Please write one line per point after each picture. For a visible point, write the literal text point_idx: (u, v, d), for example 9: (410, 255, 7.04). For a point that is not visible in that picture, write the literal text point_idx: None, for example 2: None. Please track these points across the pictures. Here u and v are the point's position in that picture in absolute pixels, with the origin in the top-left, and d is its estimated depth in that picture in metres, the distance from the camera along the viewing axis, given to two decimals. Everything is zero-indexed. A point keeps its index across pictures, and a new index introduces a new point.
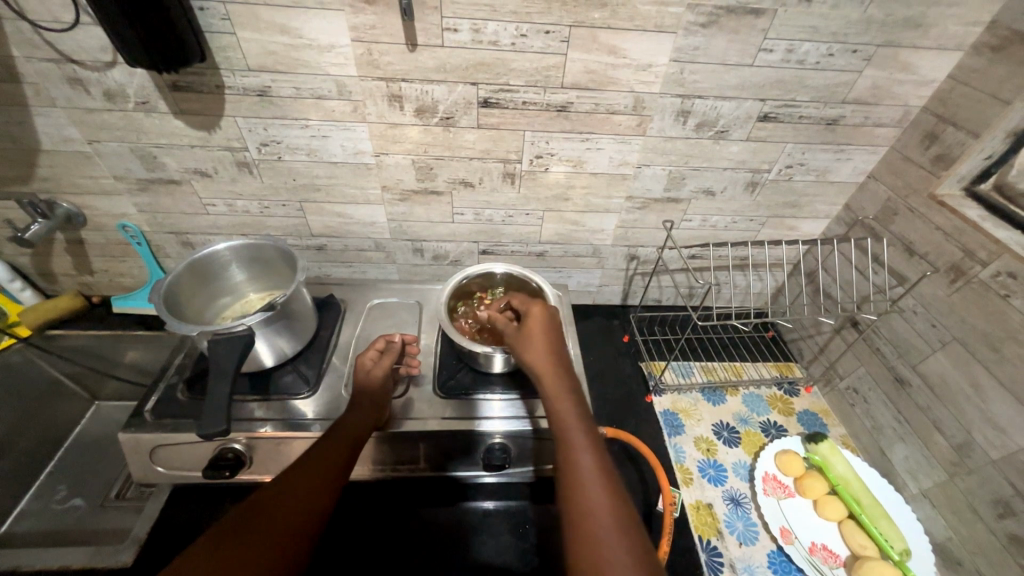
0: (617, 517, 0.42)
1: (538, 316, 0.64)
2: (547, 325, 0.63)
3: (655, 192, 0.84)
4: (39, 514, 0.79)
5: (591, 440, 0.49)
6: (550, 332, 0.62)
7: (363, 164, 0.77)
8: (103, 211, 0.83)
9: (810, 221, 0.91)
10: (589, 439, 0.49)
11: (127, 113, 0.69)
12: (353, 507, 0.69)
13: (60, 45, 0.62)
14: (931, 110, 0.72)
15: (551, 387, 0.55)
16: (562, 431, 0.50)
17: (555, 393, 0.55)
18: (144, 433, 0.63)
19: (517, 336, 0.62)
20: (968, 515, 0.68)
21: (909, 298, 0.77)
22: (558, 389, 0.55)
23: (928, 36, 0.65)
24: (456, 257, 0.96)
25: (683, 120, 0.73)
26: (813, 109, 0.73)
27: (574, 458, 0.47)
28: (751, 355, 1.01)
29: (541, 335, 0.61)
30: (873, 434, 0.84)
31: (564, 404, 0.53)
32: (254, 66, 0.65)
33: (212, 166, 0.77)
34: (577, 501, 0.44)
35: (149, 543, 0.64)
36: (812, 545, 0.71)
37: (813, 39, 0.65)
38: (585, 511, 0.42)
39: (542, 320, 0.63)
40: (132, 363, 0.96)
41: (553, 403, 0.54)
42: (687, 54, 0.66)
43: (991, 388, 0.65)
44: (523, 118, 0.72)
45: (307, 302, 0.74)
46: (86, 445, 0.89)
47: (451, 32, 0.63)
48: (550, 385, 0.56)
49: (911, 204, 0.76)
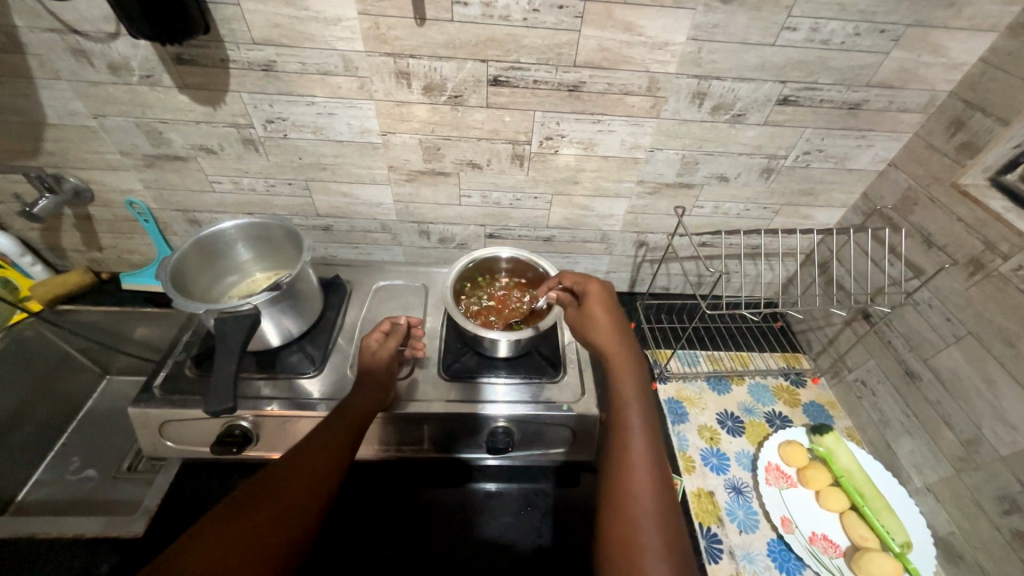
0: (658, 506, 0.43)
1: (601, 297, 0.63)
2: (609, 306, 0.62)
3: (666, 177, 0.82)
4: (54, 484, 0.81)
5: (648, 429, 0.50)
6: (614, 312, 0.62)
7: (369, 143, 0.76)
8: (109, 187, 0.83)
9: (825, 210, 0.89)
10: (644, 425, 0.50)
11: (131, 87, 0.68)
12: (358, 486, 0.71)
13: (62, 15, 0.60)
14: (959, 95, 0.69)
15: (617, 367, 0.56)
16: (618, 416, 0.51)
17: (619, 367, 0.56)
18: (152, 409, 0.64)
19: (582, 314, 0.63)
20: (972, 510, 0.68)
21: (925, 291, 0.75)
22: (623, 373, 0.55)
23: (961, 15, 0.62)
24: (463, 241, 0.95)
25: (699, 102, 0.71)
26: (835, 93, 0.70)
27: (626, 442, 0.48)
28: (758, 345, 1.00)
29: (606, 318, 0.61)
30: (879, 427, 0.83)
31: (627, 389, 0.53)
32: (259, 39, 0.63)
33: (218, 143, 0.76)
34: (620, 483, 0.45)
35: (161, 515, 0.65)
36: (812, 534, 0.71)
37: (838, 17, 0.62)
38: (629, 493, 0.44)
39: (605, 302, 0.62)
40: (141, 339, 0.97)
41: (617, 386, 0.54)
42: (705, 32, 0.63)
43: (1005, 384, 0.64)
44: (533, 98, 0.70)
45: (313, 283, 0.73)
46: (98, 419, 0.91)
47: (461, 6, 0.60)
48: (617, 368, 0.56)
49: (933, 194, 0.74)
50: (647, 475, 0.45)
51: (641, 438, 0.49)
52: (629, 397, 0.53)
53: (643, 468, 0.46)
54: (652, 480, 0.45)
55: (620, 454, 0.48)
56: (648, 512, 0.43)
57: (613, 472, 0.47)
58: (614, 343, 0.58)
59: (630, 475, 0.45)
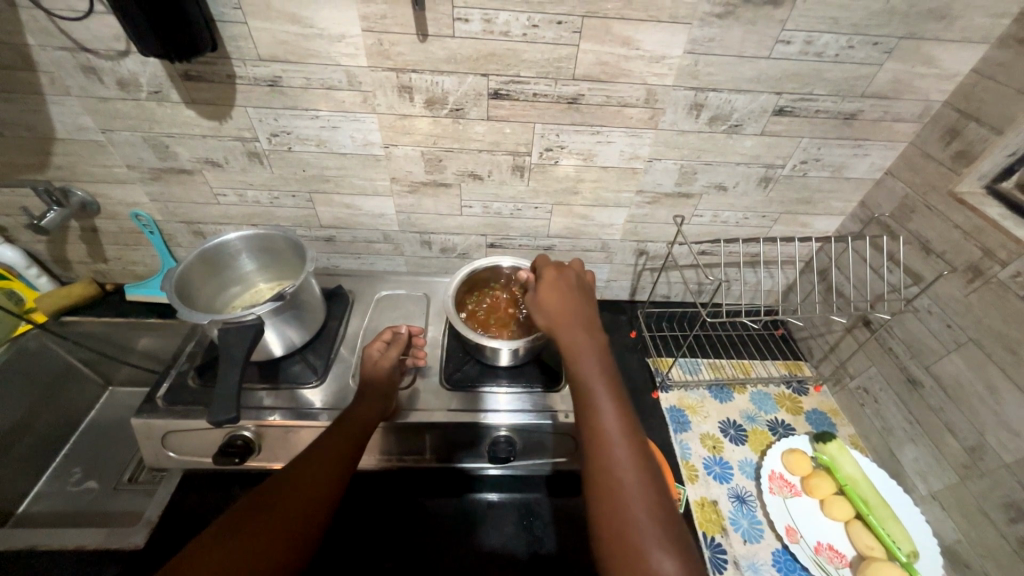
0: (643, 481, 0.43)
1: (555, 280, 0.60)
2: (565, 286, 0.60)
3: (665, 187, 0.83)
4: (55, 495, 0.81)
5: (616, 405, 0.49)
6: (567, 290, 0.59)
7: (372, 155, 0.77)
8: (116, 200, 0.84)
9: (823, 218, 0.90)
10: (613, 403, 0.49)
11: (139, 103, 0.70)
12: (360, 498, 0.70)
13: (74, 34, 0.62)
14: (953, 105, 0.70)
15: (571, 347, 0.54)
16: (585, 399, 0.49)
17: (574, 346, 0.54)
18: (156, 419, 0.64)
19: (534, 298, 0.60)
20: (979, 518, 0.67)
21: (925, 297, 0.75)
22: (579, 353, 0.53)
23: (952, 28, 0.63)
24: (464, 250, 0.96)
25: (696, 113, 0.72)
26: (830, 103, 0.71)
27: (599, 425, 0.47)
28: (759, 353, 1.00)
29: (560, 298, 0.58)
30: (883, 434, 0.83)
31: (588, 367, 0.51)
32: (265, 55, 0.65)
33: (223, 156, 0.77)
34: (602, 468, 0.45)
35: (162, 526, 0.65)
36: (817, 544, 0.70)
37: (832, 31, 0.63)
38: (612, 479, 0.44)
39: (559, 285, 0.60)
40: (144, 350, 0.98)
41: (575, 363, 0.52)
42: (701, 46, 0.64)
43: (1007, 390, 0.64)
44: (533, 110, 0.71)
45: (315, 293, 0.74)
46: (101, 429, 0.91)
47: (462, 22, 0.62)
48: (572, 350, 0.53)
49: (929, 202, 0.75)
50: (626, 452, 0.45)
51: (612, 418, 0.47)
52: (591, 374, 0.51)
53: (620, 449, 0.45)
54: (630, 455, 0.45)
55: (595, 439, 0.47)
56: (634, 490, 0.43)
57: (592, 457, 0.46)
58: (568, 319, 0.56)
59: (610, 459, 0.45)
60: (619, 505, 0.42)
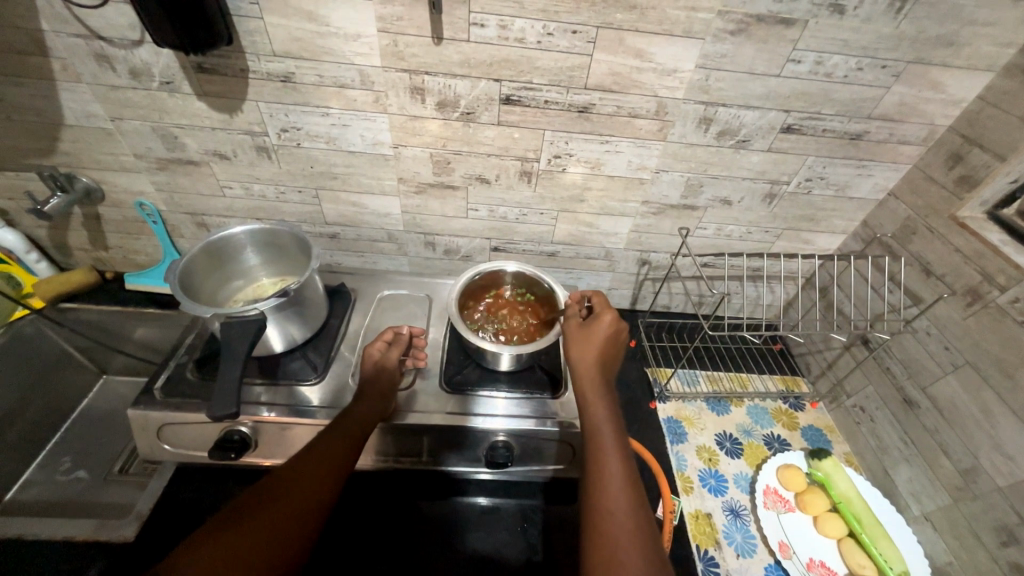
0: (637, 534, 0.42)
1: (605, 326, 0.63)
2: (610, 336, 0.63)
3: (671, 199, 0.84)
4: (44, 484, 0.80)
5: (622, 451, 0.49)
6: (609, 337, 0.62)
7: (381, 155, 0.77)
8: (120, 188, 0.84)
9: (825, 236, 0.91)
10: (619, 447, 0.49)
11: (150, 93, 0.70)
12: (355, 499, 0.70)
13: (88, 21, 0.62)
14: (957, 130, 0.71)
15: (590, 390, 0.56)
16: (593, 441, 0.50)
17: (591, 391, 0.56)
18: (153, 411, 0.63)
19: (579, 330, 0.63)
20: (970, 541, 0.68)
21: (923, 319, 0.76)
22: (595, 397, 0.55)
23: (960, 55, 0.64)
24: (468, 253, 0.96)
25: (705, 127, 0.73)
26: (837, 123, 0.72)
27: (602, 463, 0.47)
28: (757, 367, 1.01)
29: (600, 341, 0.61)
30: (878, 453, 0.83)
31: (602, 412, 0.53)
32: (279, 51, 0.65)
33: (231, 149, 0.77)
34: (598, 506, 0.44)
35: (152, 520, 0.64)
36: (810, 561, 0.70)
37: (842, 52, 0.64)
38: (607, 519, 0.43)
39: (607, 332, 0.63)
40: (141, 340, 0.97)
41: (587, 408, 0.54)
42: (713, 61, 0.65)
43: (1001, 414, 0.64)
44: (544, 117, 0.72)
45: (318, 290, 0.74)
46: (93, 419, 0.90)
47: (478, 27, 0.62)
48: (590, 393, 0.55)
49: (931, 224, 0.75)
50: (624, 498, 0.44)
51: (615, 460, 0.48)
52: (603, 422, 0.52)
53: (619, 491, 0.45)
54: (630, 502, 0.44)
55: (596, 477, 0.46)
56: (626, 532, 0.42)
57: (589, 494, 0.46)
58: (590, 365, 0.58)
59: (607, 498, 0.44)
60: (609, 543, 0.41)
